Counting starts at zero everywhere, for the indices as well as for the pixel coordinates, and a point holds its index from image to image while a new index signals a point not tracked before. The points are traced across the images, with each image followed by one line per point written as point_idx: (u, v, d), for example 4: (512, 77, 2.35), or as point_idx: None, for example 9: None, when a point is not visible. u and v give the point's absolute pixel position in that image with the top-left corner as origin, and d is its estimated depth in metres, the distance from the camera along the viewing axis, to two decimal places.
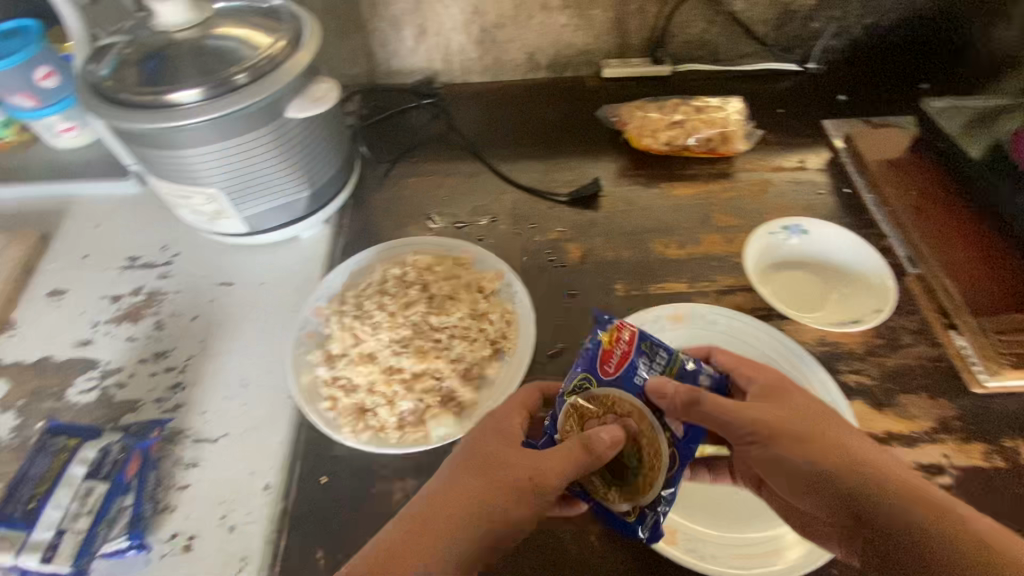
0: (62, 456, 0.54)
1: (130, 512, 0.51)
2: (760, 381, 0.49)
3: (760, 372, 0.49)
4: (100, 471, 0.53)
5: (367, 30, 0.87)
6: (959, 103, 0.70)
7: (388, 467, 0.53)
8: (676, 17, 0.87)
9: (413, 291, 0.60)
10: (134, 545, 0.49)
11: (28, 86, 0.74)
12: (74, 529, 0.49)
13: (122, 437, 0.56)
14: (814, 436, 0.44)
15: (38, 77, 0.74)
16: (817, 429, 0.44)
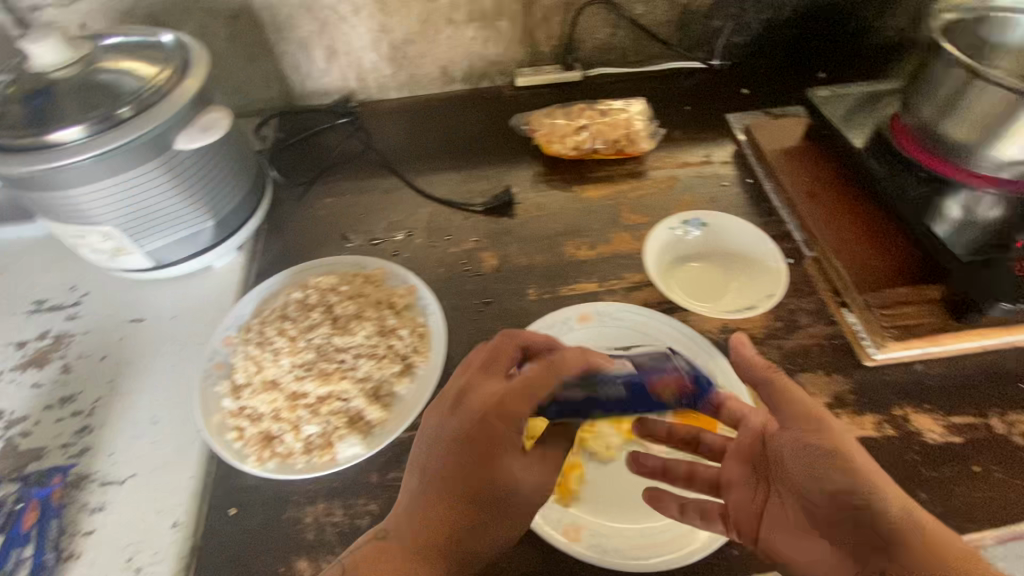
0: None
1: (29, 563, 0.51)
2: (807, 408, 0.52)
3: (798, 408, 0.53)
4: None
5: (276, 54, 0.87)
6: (841, 92, 0.75)
7: (298, 493, 0.53)
8: (581, 24, 0.90)
9: (314, 313, 0.61)
10: None
11: None
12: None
13: (21, 489, 0.55)
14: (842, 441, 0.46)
15: None
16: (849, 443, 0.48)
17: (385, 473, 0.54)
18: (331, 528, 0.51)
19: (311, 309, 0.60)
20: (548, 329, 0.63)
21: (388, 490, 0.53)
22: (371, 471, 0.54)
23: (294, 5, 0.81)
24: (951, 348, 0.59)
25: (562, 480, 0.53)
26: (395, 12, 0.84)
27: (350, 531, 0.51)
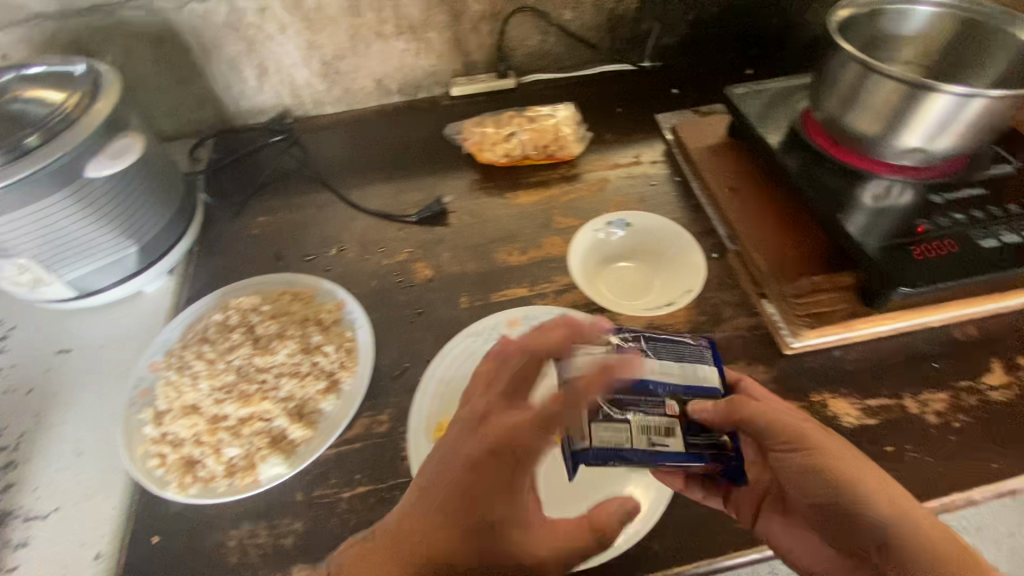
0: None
1: None
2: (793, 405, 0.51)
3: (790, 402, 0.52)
4: None
5: (206, 75, 0.87)
6: (758, 87, 0.76)
7: (221, 517, 0.53)
8: (511, 32, 0.91)
9: (235, 334, 0.61)
10: None
11: None
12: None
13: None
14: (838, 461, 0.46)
15: None
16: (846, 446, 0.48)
17: (310, 491, 0.54)
18: (254, 550, 0.51)
19: (230, 331, 0.61)
20: (475, 336, 0.64)
21: (313, 508, 0.53)
22: (296, 490, 0.54)
23: (219, 26, 0.81)
24: (865, 331, 0.61)
25: None
26: (322, 28, 0.84)
27: (274, 552, 0.51)
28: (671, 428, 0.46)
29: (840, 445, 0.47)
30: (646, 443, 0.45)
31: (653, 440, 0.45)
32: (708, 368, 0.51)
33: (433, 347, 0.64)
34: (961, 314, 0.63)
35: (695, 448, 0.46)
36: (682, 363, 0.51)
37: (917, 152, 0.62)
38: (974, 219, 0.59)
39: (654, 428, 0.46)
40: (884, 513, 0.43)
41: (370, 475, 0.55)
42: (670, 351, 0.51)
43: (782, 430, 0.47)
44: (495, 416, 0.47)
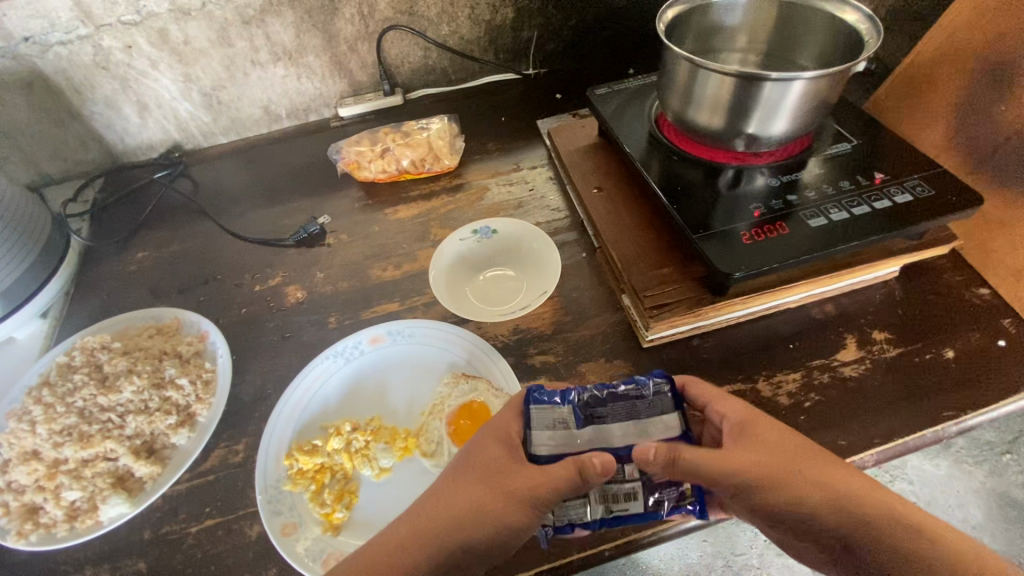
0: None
1: None
2: (732, 416, 0.48)
3: (728, 407, 0.49)
4: None
5: (84, 116, 0.86)
6: (618, 88, 0.78)
7: (65, 563, 0.51)
8: (391, 51, 0.92)
9: (78, 376, 0.60)
10: None
11: None
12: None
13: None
14: (789, 472, 0.44)
15: None
16: (796, 450, 0.46)
17: (157, 528, 0.53)
18: None
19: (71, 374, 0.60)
20: (334, 356, 0.62)
21: (158, 545, 0.52)
22: (143, 528, 0.53)
23: (87, 66, 0.81)
24: (721, 319, 0.62)
25: (328, 512, 0.52)
26: (194, 61, 0.84)
27: None
28: (630, 494, 0.47)
29: (788, 451, 0.46)
30: (603, 513, 0.47)
31: (611, 509, 0.47)
32: (665, 417, 0.49)
33: (296, 370, 0.63)
34: (815, 294, 0.64)
35: (654, 505, 0.46)
36: (636, 420, 0.49)
37: (753, 137, 0.63)
38: (807, 201, 0.61)
39: (611, 497, 0.47)
40: (844, 513, 0.43)
41: (220, 507, 0.54)
42: (625, 409, 0.49)
43: (736, 467, 0.44)
44: (512, 462, 0.46)
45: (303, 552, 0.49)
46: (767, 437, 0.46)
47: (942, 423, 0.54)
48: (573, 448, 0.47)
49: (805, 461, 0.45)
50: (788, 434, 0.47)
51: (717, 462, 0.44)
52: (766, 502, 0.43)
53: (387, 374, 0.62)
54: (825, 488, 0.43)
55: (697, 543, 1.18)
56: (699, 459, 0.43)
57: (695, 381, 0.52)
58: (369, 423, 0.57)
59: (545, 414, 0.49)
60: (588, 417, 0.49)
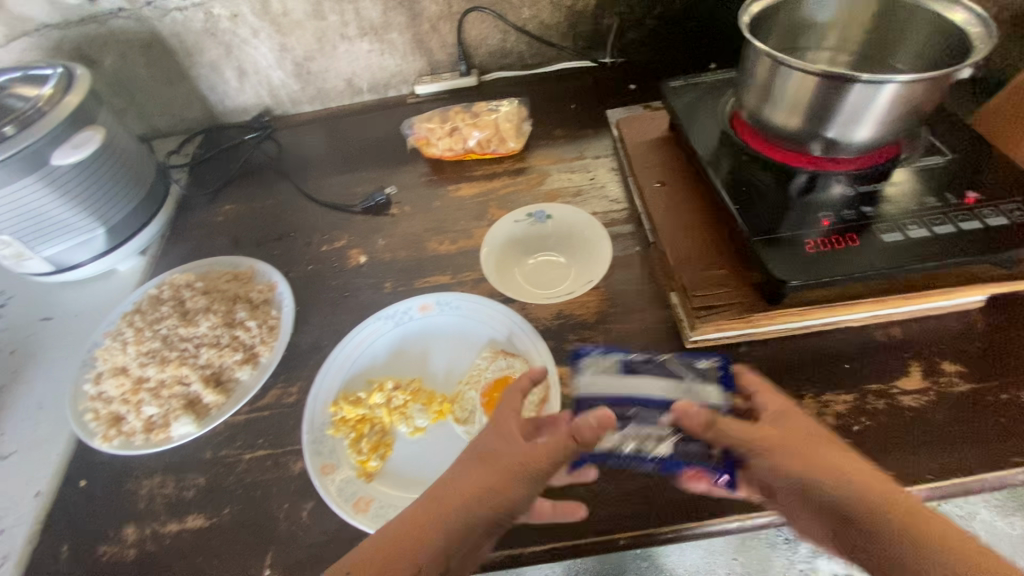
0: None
1: None
2: (773, 403, 0.50)
3: (772, 396, 0.50)
4: None
5: (191, 77, 0.95)
6: (693, 80, 0.75)
7: (140, 468, 0.59)
8: (471, 31, 0.94)
9: (165, 308, 0.67)
10: None
11: None
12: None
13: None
14: (811, 452, 0.45)
15: None
16: (823, 437, 0.46)
17: (217, 451, 0.59)
18: (161, 499, 0.57)
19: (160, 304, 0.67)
20: (385, 319, 0.66)
21: (216, 466, 0.58)
22: (205, 448, 0.59)
23: (198, 32, 0.89)
24: (771, 328, 0.60)
25: (363, 459, 0.56)
26: (290, 32, 0.90)
27: (176, 502, 0.56)
28: (662, 438, 0.53)
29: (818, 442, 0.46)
30: (637, 449, 0.53)
31: (644, 447, 0.53)
32: (707, 387, 0.56)
33: (350, 328, 0.68)
34: (882, 314, 0.60)
35: (682, 455, 0.52)
36: (680, 384, 0.56)
37: (832, 142, 0.59)
38: (889, 214, 0.58)
39: (645, 437, 0.54)
40: (852, 492, 0.42)
41: (272, 441, 0.59)
42: (671, 371, 0.57)
43: (757, 440, 0.46)
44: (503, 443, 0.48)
45: (336, 490, 0.53)
46: (801, 423, 0.47)
47: (1009, 468, 0.50)
48: (621, 387, 0.57)
49: (828, 447, 0.45)
50: (821, 429, 0.48)
51: (738, 432, 0.47)
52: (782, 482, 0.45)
53: (431, 340, 0.65)
54: (837, 468, 0.44)
55: (727, 561, 1.14)
56: (727, 428, 0.48)
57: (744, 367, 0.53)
58: (410, 383, 0.61)
59: (598, 361, 0.59)
60: (634, 368, 0.58)
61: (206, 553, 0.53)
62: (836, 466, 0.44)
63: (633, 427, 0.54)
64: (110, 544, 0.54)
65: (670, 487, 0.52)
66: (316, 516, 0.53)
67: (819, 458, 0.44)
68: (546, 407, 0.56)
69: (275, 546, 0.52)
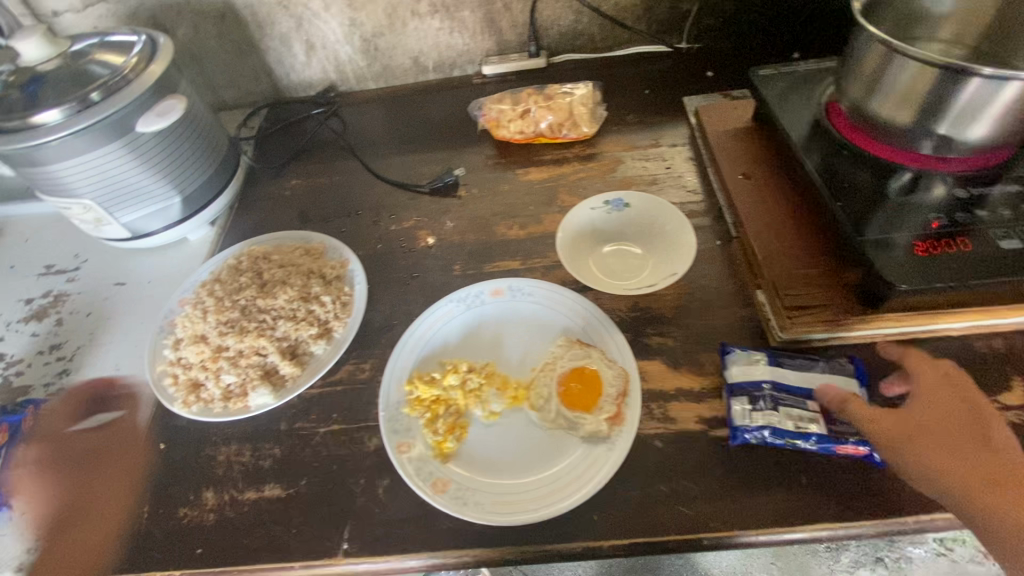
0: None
1: None
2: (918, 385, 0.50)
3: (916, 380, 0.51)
4: None
5: (261, 50, 0.95)
6: (785, 69, 0.72)
7: (217, 435, 0.60)
8: (544, 11, 0.92)
9: (244, 278, 0.67)
10: None
11: None
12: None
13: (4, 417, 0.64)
14: (933, 442, 0.47)
15: None
16: (954, 427, 0.47)
17: (291, 423, 0.60)
18: (239, 467, 0.57)
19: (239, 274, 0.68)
20: (457, 301, 0.66)
21: (291, 437, 0.59)
22: (280, 420, 0.60)
23: (271, 4, 0.88)
24: (864, 332, 0.57)
25: (440, 439, 0.56)
26: (361, 7, 0.90)
27: (253, 470, 0.57)
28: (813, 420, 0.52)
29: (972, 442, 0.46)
30: (792, 426, 0.51)
31: (798, 426, 0.51)
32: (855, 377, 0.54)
33: (421, 308, 0.68)
34: (985, 324, 0.57)
35: (837, 436, 0.51)
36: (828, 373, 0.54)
37: (944, 140, 0.56)
38: (996, 218, 0.55)
39: (797, 417, 0.52)
40: (963, 483, 0.45)
41: (346, 416, 0.60)
42: (816, 361, 0.55)
43: (882, 425, 0.48)
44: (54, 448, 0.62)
45: (415, 469, 0.53)
46: (934, 412, 0.48)
47: None
48: (769, 376, 0.54)
49: (956, 437, 0.47)
50: (957, 415, 0.48)
51: (875, 420, 0.48)
52: (925, 482, 0.46)
53: (503, 326, 0.64)
54: (955, 460, 0.46)
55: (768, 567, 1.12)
56: (868, 413, 0.49)
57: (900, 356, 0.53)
58: (485, 366, 0.60)
59: (742, 352, 0.56)
60: (779, 360, 0.56)
61: (285, 524, 0.53)
62: (954, 457, 0.46)
63: (785, 406, 0.52)
64: (190, 508, 0.55)
65: (745, 491, 0.50)
66: (392, 495, 0.54)
67: (940, 448, 0.46)
68: (627, 401, 0.54)
69: (352, 522, 0.53)
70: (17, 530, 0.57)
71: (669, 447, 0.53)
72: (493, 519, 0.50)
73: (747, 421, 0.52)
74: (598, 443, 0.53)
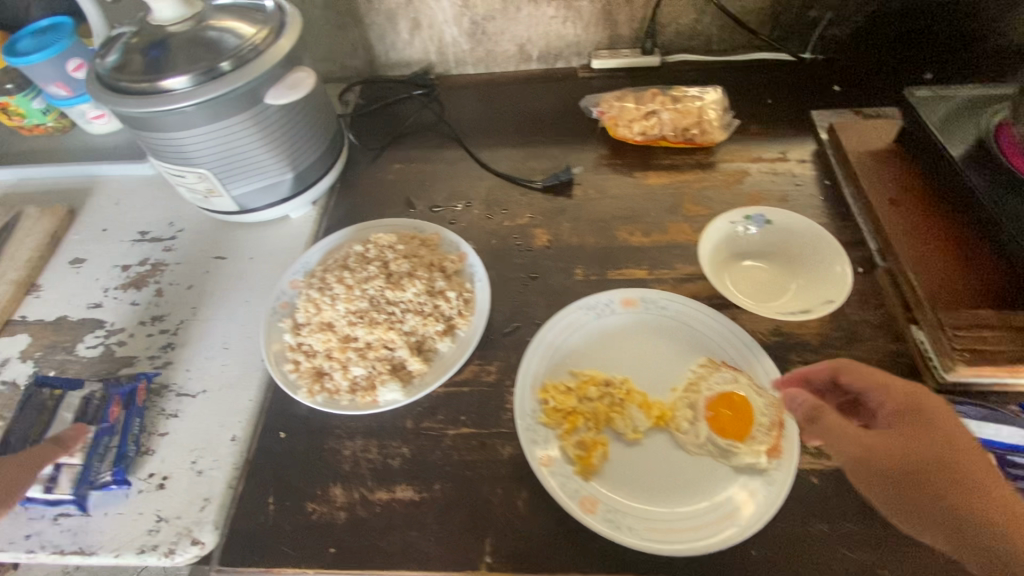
0: (49, 403, 0.62)
1: (115, 450, 0.58)
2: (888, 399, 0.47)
3: (885, 395, 0.47)
4: (84, 414, 0.61)
5: (364, 24, 0.91)
6: (946, 92, 0.69)
7: (339, 428, 0.58)
8: (666, 8, 0.88)
9: (371, 267, 0.65)
10: (116, 480, 0.56)
11: (86, 112, 0.91)
12: (69, 465, 0.57)
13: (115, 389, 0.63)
14: (912, 462, 0.43)
15: (92, 117, 0.92)
16: (937, 445, 0.43)
17: (418, 422, 0.58)
18: (366, 463, 0.56)
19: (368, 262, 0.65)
20: (588, 309, 0.63)
21: (419, 437, 0.57)
22: (406, 418, 0.58)
23: None
24: None
25: (583, 454, 0.53)
26: None
27: (382, 469, 0.55)
28: None
29: (946, 449, 0.43)
30: None
31: None
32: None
33: (544, 312, 0.65)
34: None
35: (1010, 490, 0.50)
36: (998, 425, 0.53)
37: None
38: None
39: None
40: (945, 503, 0.42)
41: (476, 420, 0.58)
42: (985, 410, 0.54)
43: (859, 443, 0.44)
44: None
45: (561, 485, 0.51)
46: (910, 429, 0.45)
47: None
48: None
49: (939, 458, 0.43)
50: (935, 433, 0.44)
51: (850, 438, 0.45)
52: (908, 502, 0.43)
53: (636, 339, 0.62)
54: (932, 481, 0.42)
55: None
56: (838, 430, 0.45)
57: (850, 366, 0.50)
58: (623, 382, 0.58)
59: None
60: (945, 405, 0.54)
61: (421, 528, 0.51)
62: (933, 480, 0.42)
63: None
64: (318, 503, 0.54)
65: (913, 541, 0.48)
66: (532, 508, 0.52)
67: (918, 469, 0.43)
68: (784, 432, 0.52)
69: (492, 534, 0.51)
70: (135, 508, 0.55)
71: (825, 485, 0.51)
72: (650, 546, 0.48)
73: None
74: (754, 475, 0.51)
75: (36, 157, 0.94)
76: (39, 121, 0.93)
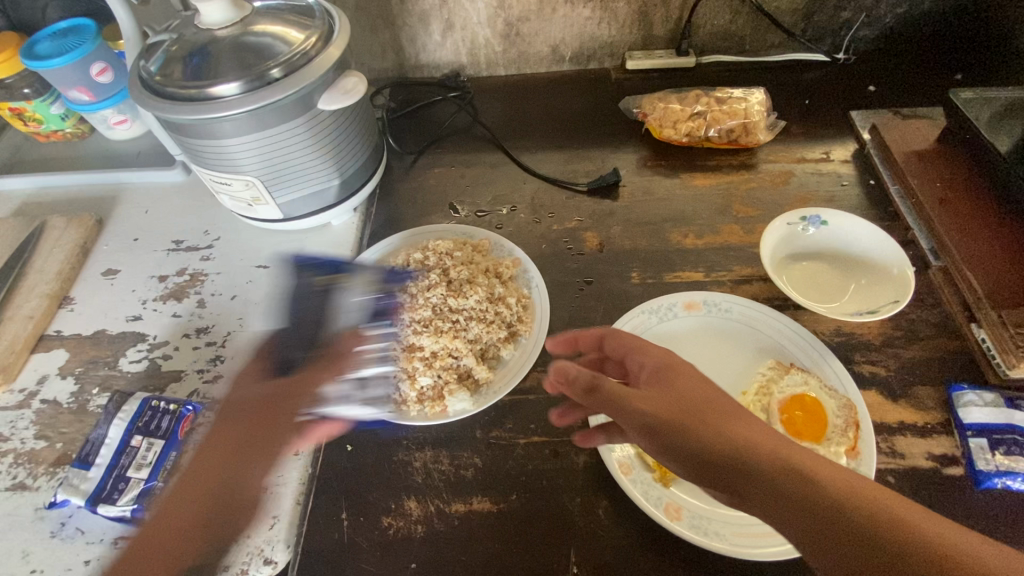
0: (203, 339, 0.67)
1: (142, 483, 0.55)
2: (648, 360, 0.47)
3: (648, 355, 0.47)
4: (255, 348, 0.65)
5: (396, 26, 0.90)
6: (990, 93, 0.69)
7: (407, 440, 0.57)
8: (702, 9, 0.88)
9: (432, 275, 0.64)
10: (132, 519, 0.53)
11: (108, 116, 0.87)
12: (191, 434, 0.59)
13: (133, 431, 0.58)
14: (690, 420, 0.40)
15: (115, 122, 0.88)
16: (706, 400, 0.42)
17: (487, 431, 0.57)
18: (439, 475, 0.55)
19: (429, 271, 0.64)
20: (650, 313, 0.63)
21: (491, 447, 0.56)
22: (475, 427, 0.57)
23: None
24: None
25: None
26: None
27: (456, 481, 0.54)
28: None
29: (708, 396, 0.42)
30: None
31: None
32: None
33: (604, 317, 0.65)
34: None
35: None
36: None
37: None
38: None
39: None
40: (737, 459, 0.38)
41: (547, 429, 0.57)
42: None
43: (636, 409, 0.41)
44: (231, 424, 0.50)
45: (642, 492, 0.50)
46: (677, 386, 0.43)
47: None
48: (1008, 419, 0.53)
49: (709, 411, 0.41)
50: (702, 387, 0.43)
51: (631, 400, 0.41)
52: (704, 463, 0.38)
53: (700, 342, 0.61)
54: (720, 438, 0.39)
55: None
56: (615, 398, 0.42)
57: (615, 333, 0.51)
58: None
59: (972, 393, 0.55)
60: (1017, 403, 0.54)
61: (503, 541, 0.50)
62: (718, 435, 0.39)
63: None
64: (394, 517, 0.52)
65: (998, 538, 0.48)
66: (614, 516, 0.51)
67: (699, 431, 0.39)
68: (861, 432, 0.52)
69: (576, 544, 0.50)
70: None
71: (904, 485, 0.52)
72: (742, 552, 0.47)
73: (992, 465, 0.51)
74: None
75: (55, 165, 0.91)
76: (58, 127, 0.89)
